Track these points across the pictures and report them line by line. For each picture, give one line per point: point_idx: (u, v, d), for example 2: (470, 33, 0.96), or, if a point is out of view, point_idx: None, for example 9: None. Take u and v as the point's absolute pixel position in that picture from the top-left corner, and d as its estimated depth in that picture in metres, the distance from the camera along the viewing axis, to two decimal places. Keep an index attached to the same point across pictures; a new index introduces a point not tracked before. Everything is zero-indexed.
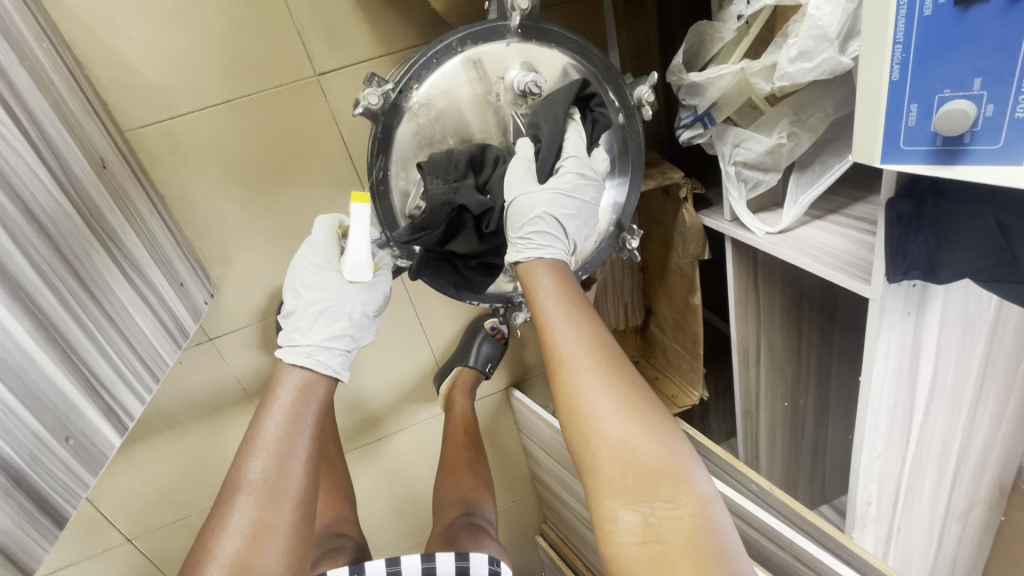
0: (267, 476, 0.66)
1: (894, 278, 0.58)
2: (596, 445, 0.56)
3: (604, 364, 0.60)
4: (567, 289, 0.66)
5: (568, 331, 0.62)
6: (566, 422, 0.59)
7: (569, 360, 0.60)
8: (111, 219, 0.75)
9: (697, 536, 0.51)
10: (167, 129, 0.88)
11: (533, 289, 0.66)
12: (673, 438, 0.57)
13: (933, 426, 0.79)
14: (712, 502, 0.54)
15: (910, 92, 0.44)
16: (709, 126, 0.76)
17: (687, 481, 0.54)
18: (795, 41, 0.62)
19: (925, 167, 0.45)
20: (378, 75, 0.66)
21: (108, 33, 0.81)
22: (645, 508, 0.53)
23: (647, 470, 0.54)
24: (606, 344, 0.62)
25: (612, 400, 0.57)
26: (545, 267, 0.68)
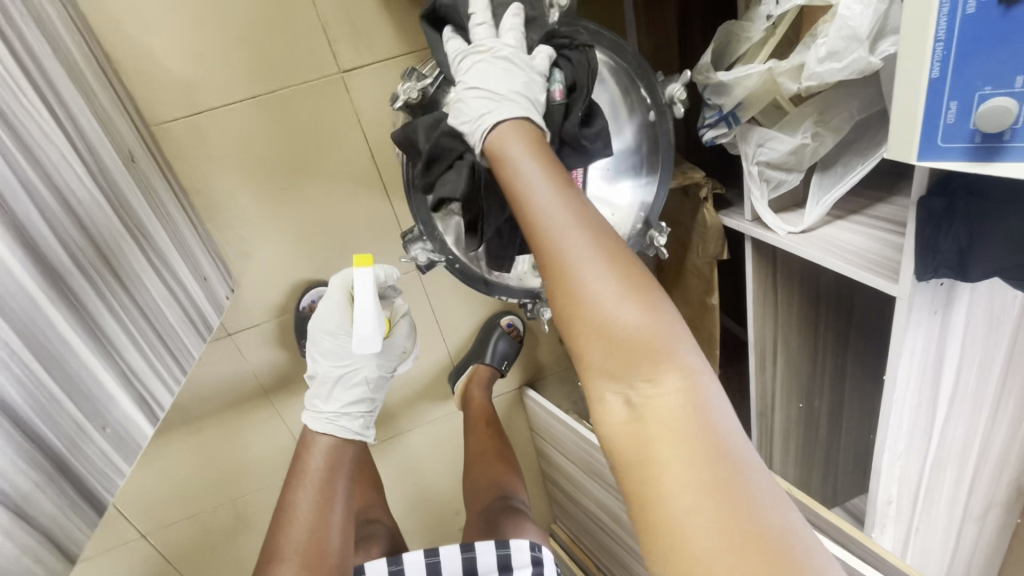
0: (318, 524, 0.77)
1: (923, 276, 0.59)
2: (581, 325, 0.46)
3: (594, 239, 0.48)
4: (546, 159, 0.53)
5: (555, 207, 0.49)
6: (545, 272, 0.49)
7: (555, 238, 0.48)
8: (140, 212, 0.75)
9: (704, 428, 0.41)
10: (193, 124, 0.89)
11: (507, 164, 0.54)
12: (676, 328, 0.45)
13: (955, 427, 0.79)
14: (718, 401, 0.43)
15: (949, 89, 0.44)
16: (734, 125, 0.77)
17: (682, 354, 0.44)
18: (824, 41, 0.63)
19: (963, 164, 0.46)
20: (418, 71, 0.69)
21: (137, 29, 0.82)
22: (634, 387, 0.44)
23: (641, 350, 0.44)
24: (595, 217, 0.50)
25: (586, 249, 0.47)
26: (513, 133, 0.56)
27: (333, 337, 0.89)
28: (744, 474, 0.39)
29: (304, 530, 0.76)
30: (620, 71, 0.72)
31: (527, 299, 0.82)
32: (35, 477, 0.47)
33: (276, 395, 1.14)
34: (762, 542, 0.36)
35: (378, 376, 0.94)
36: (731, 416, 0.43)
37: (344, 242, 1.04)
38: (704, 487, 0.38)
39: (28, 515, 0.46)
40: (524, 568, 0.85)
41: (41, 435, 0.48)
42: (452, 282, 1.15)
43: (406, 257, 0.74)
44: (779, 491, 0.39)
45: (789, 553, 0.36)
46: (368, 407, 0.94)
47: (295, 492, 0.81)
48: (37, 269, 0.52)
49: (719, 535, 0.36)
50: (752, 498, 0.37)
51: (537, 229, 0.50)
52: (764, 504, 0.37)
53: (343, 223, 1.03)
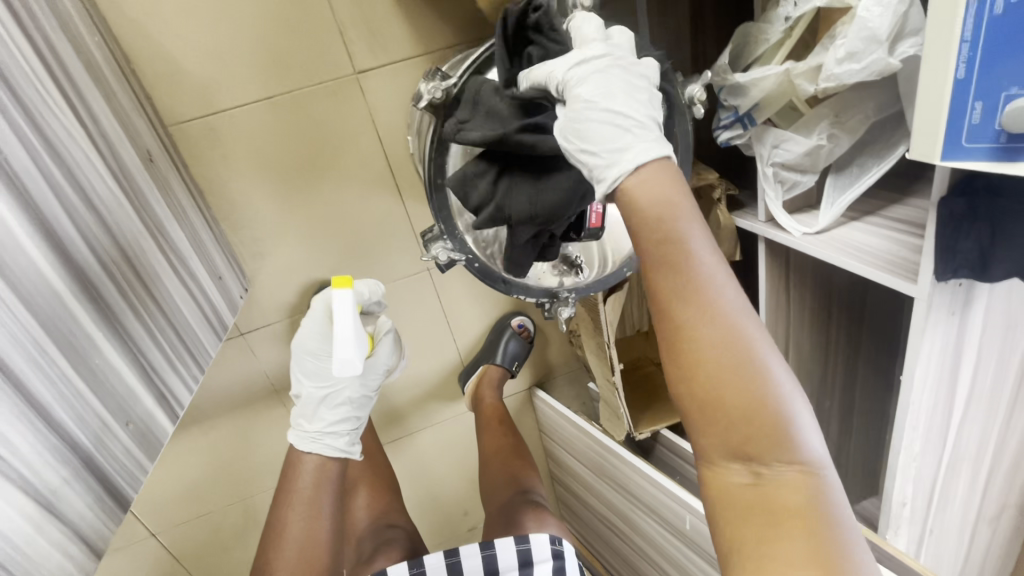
0: (308, 540, 0.81)
1: (941, 277, 0.59)
2: (714, 410, 0.50)
3: (736, 338, 0.50)
4: (692, 218, 0.52)
5: (701, 285, 0.50)
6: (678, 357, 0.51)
7: (688, 315, 0.51)
8: (159, 211, 0.76)
9: (811, 507, 0.47)
10: (210, 124, 0.89)
11: (642, 221, 0.53)
12: (797, 408, 0.49)
13: (970, 428, 0.79)
14: (834, 486, 0.49)
15: (975, 89, 0.45)
16: (749, 127, 0.77)
17: (807, 448, 0.49)
18: (842, 42, 0.63)
19: (988, 165, 0.46)
20: (442, 72, 0.70)
21: (156, 29, 0.83)
22: (754, 467, 0.49)
23: (763, 436, 0.49)
24: (737, 299, 0.51)
25: (740, 344, 0.49)
26: (660, 178, 0.54)
27: (316, 357, 0.92)
28: (845, 549, 0.45)
29: (292, 553, 0.80)
30: None
31: (544, 299, 0.82)
32: (63, 472, 0.47)
33: (288, 395, 1.14)
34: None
35: (361, 395, 0.95)
36: (847, 509, 0.49)
37: (356, 242, 1.05)
38: (815, 564, 0.44)
39: (56, 509, 0.46)
40: (545, 561, 0.85)
41: (69, 431, 0.48)
42: (463, 283, 1.15)
43: (427, 255, 0.73)
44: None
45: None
46: (353, 425, 0.94)
47: (283, 510, 0.84)
48: (63, 266, 0.53)
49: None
50: (857, 575, 0.44)
51: (670, 297, 0.52)
52: (864, 574, 0.44)
53: (356, 223, 1.03)
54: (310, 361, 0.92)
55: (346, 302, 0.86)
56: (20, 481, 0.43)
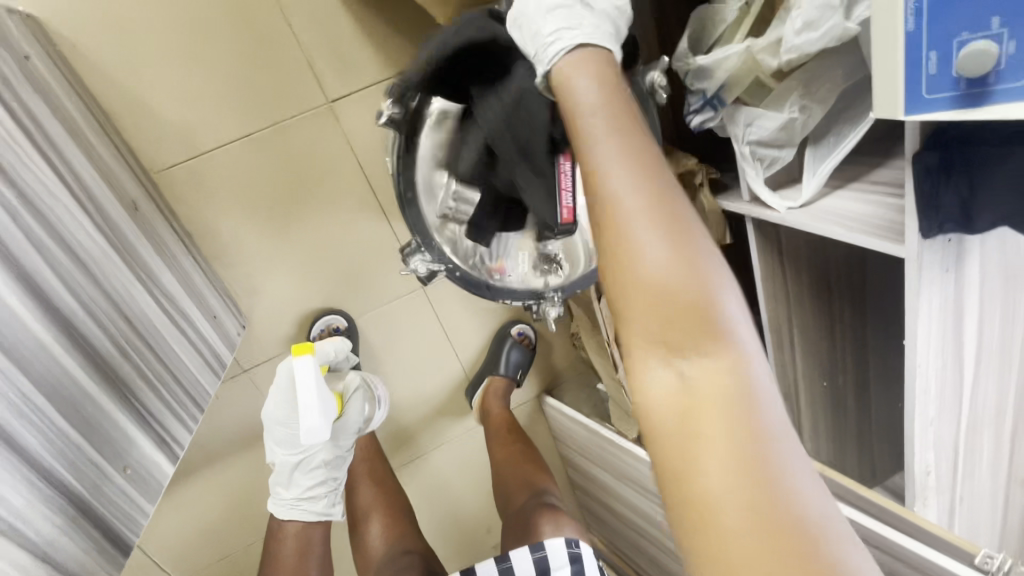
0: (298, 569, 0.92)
1: (929, 234, 0.58)
2: (629, 284, 0.41)
3: (664, 199, 0.42)
4: (606, 86, 0.48)
5: (609, 159, 0.44)
6: (596, 230, 0.44)
7: (605, 178, 0.44)
8: (146, 256, 0.77)
9: (738, 410, 0.37)
10: (191, 168, 0.91)
11: (568, 87, 0.50)
12: (726, 296, 0.40)
13: (984, 388, 0.77)
14: (767, 385, 0.39)
15: (927, 40, 0.44)
16: (720, 107, 0.77)
17: (731, 329, 0.39)
18: (798, 12, 0.63)
19: (953, 113, 0.46)
20: (401, 86, 0.70)
21: (130, 82, 0.85)
22: (679, 359, 0.40)
23: (689, 319, 0.39)
24: (646, 153, 0.45)
25: (642, 203, 0.42)
26: (592, 63, 0.50)
27: (285, 426, 0.91)
28: (784, 472, 0.35)
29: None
30: None
31: (532, 302, 0.83)
32: (60, 523, 0.47)
33: None
34: (789, 529, 0.33)
35: (336, 456, 0.96)
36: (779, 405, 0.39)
37: (348, 267, 1.05)
38: (749, 472, 0.35)
39: (56, 561, 0.46)
40: (563, 568, 0.84)
41: (63, 482, 0.49)
42: (459, 297, 1.15)
43: (408, 270, 0.75)
44: (820, 490, 0.35)
45: (824, 548, 0.33)
46: (331, 486, 0.97)
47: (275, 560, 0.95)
48: (49, 320, 0.54)
49: (745, 515, 0.34)
50: (789, 492, 0.34)
51: (584, 164, 0.46)
52: (805, 509, 0.34)
53: (346, 249, 1.04)
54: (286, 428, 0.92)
55: (308, 367, 0.86)
56: (14, 534, 0.43)
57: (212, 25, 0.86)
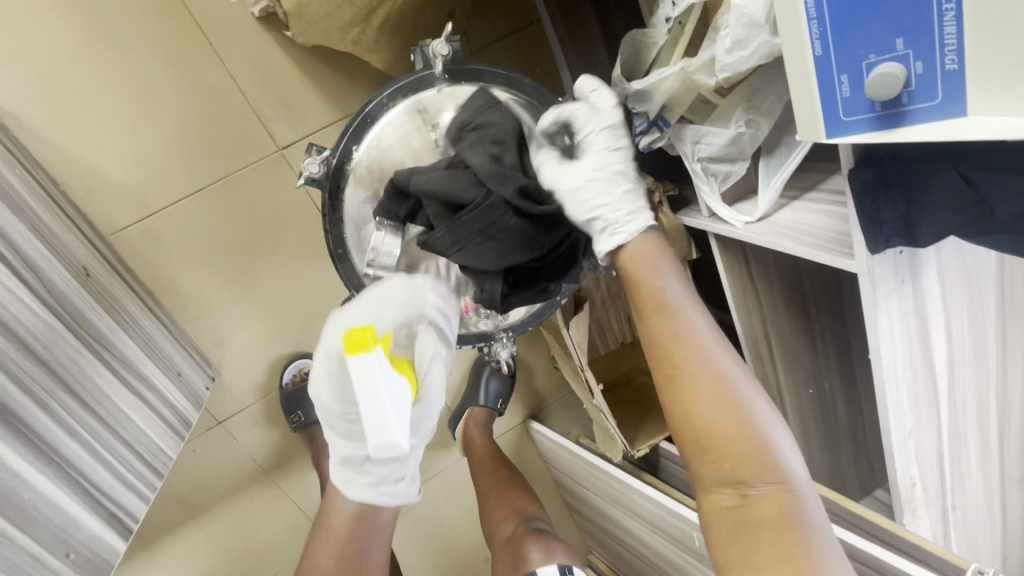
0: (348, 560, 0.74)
1: (876, 248, 0.56)
2: (694, 420, 0.61)
3: (720, 375, 0.62)
4: (660, 298, 0.67)
5: (671, 330, 0.66)
6: (670, 397, 0.64)
7: (673, 345, 0.65)
8: (100, 324, 0.76)
9: (784, 518, 0.55)
10: (147, 227, 0.91)
11: (642, 282, 0.68)
12: (774, 430, 0.59)
13: (962, 393, 0.74)
14: (812, 500, 0.56)
15: (836, 63, 0.43)
16: (665, 128, 0.76)
17: (783, 466, 0.57)
18: (726, 32, 0.62)
19: (872, 135, 0.44)
20: (317, 144, 0.71)
21: (78, 149, 0.85)
22: (743, 490, 0.58)
23: (743, 456, 0.58)
24: (697, 338, 0.65)
25: (707, 372, 0.63)
26: (642, 258, 0.68)
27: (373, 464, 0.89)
28: (826, 564, 0.51)
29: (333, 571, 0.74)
30: (525, 102, 0.74)
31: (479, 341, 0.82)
32: None
33: (279, 473, 1.13)
34: None
35: None
36: (822, 516, 0.56)
37: (316, 310, 1.05)
38: (783, 558, 0.52)
39: None
40: None
41: None
42: None
43: None
44: (851, 575, 0.51)
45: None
46: None
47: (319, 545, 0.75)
48: None
49: None
50: (823, 567, 0.50)
51: (657, 348, 0.67)
52: None
53: (312, 292, 1.03)
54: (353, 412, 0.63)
55: (372, 359, 0.56)
56: None
57: (155, 86, 0.86)
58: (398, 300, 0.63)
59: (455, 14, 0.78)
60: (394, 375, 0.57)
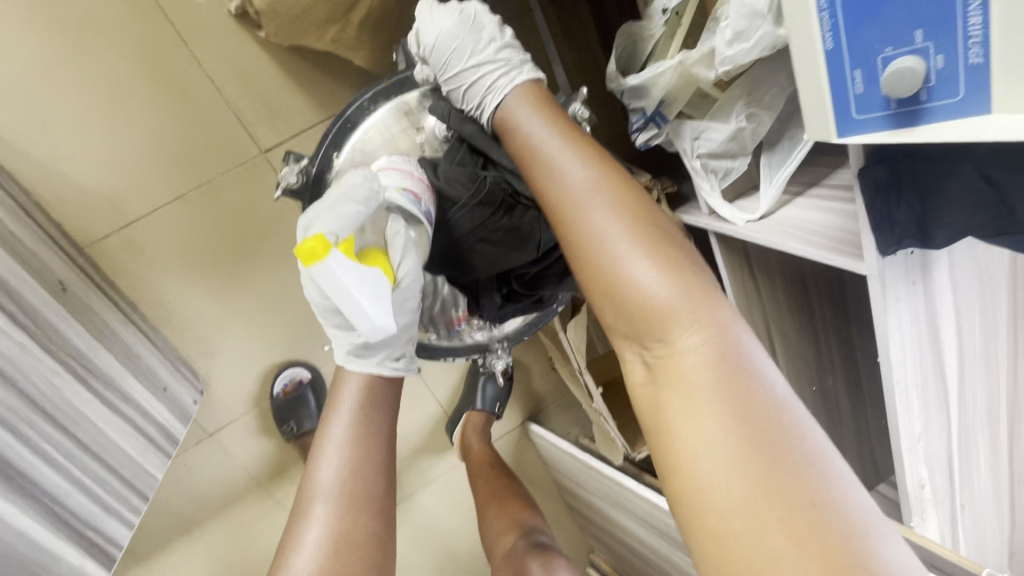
0: (342, 507, 0.60)
1: (887, 250, 0.53)
2: (603, 284, 0.50)
3: (631, 221, 0.50)
4: (558, 119, 0.57)
5: (572, 175, 0.53)
6: (570, 254, 0.53)
7: (575, 209, 0.52)
8: (78, 342, 0.73)
9: (753, 424, 0.40)
10: (126, 237, 0.87)
11: (515, 128, 0.58)
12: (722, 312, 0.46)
13: (973, 393, 0.72)
14: (779, 389, 0.42)
15: (849, 58, 0.40)
16: (662, 125, 0.73)
17: (706, 312, 0.46)
18: (727, 23, 0.59)
19: (887, 134, 0.41)
20: (295, 152, 0.68)
21: (50, 157, 0.81)
22: (652, 343, 0.48)
23: (659, 318, 0.47)
24: (621, 189, 0.52)
25: (609, 211, 0.51)
26: (530, 99, 0.58)
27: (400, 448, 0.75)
28: (819, 497, 0.36)
29: (336, 464, 0.61)
30: None
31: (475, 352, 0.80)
32: None
33: (274, 484, 1.10)
34: (805, 505, 0.36)
35: None
36: (798, 410, 0.41)
37: (306, 316, 1.01)
38: (734, 427, 0.40)
39: None
40: None
41: None
42: None
43: None
44: (863, 506, 0.37)
45: (806, 514, 0.36)
46: None
47: (309, 517, 0.60)
48: None
49: (737, 445, 0.39)
50: (823, 502, 0.36)
51: (552, 187, 0.54)
52: (846, 527, 0.35)
53: (301, 299, 1.00)
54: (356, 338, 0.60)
55: (339, 271, 0.50)
56: None
57: (128, 89, 0.82)
58: (346, 199, 0.54)
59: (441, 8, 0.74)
60: (366, 271, 0.52)
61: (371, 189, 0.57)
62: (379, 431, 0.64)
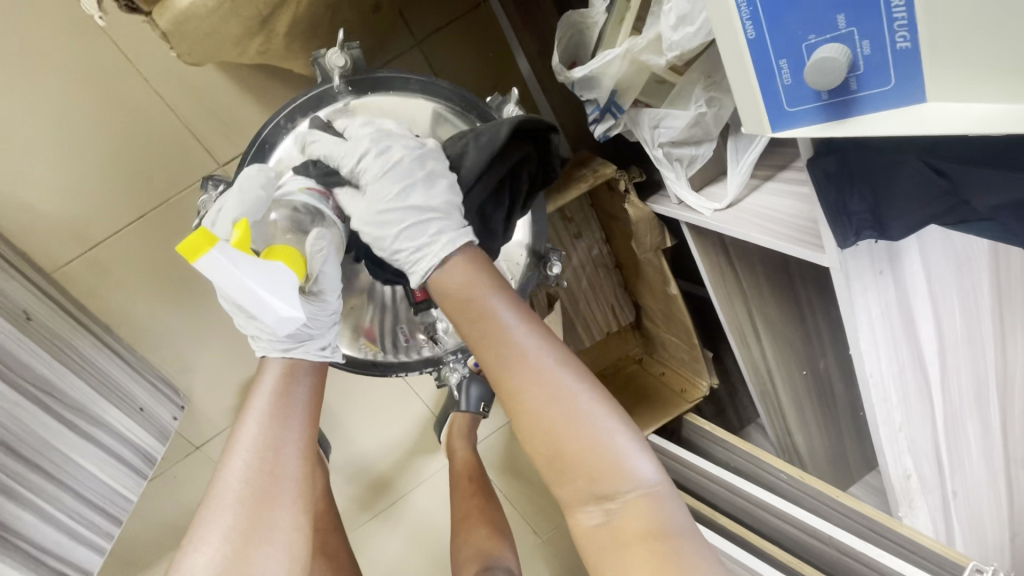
0: (253, 499, 0.49)
1: (846, 243, 0.49)
2: (540, 448, 0.50)
3: (552, 374, 0.50)
4: (477, 262, 0.55)
5: (510, 320, 0.51)
6: (511, 415, 0.51)
7: (514, 368, 0.50)
8: (46, 370, 0.73)
9: (655, 531, 0.47)
10: (91, 259, 0.87)
11: (473, 290, 0.53)
12: (624, 438, 0.49)
13: (958, 379, 0.68)
14: (658, 486, 0.49)
15: (773, 47, 0.37)
16: (619, 115, 0.69)
17: (621, 440, 0.49)
18: (670, 6, 0.55)
19: (822, 127, 0.38)
20: (216, 177, 0.63)
21: (6, 185, 0.81)
22: (603, 501, 0.49)
23: (587, 475, 0.48)
24: (556, 339, 0.53)
25: (550, 382, 0.50)
26: (474, 266, 0.54)
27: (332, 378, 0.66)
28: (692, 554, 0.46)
29: (248, 451, 0.50)
30: (446, 109, 0.64)
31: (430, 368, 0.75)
32: None
33: None
34: (668, 544, 0.47)
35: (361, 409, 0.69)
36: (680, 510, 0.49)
37: None
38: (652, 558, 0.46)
39: None
40: None
41: None
42: None
43: None
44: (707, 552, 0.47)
45: (679, 542, 0.47)
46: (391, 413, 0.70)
47: (213, 514, 0.48)
48: None
49: (639, 546, 0.47)
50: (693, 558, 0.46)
51: (488, 344, 0.51)
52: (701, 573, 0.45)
53: None
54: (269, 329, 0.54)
55: (230, 267, 0.47)
56: None
57: (77, 109, 0.81)
58: (243, 194, 0.52)
59: (381, 6, 0.71)
60: (262, 267, 0.49)
61: (264, 189, 0.53)
62: (301, 414, 0.54)
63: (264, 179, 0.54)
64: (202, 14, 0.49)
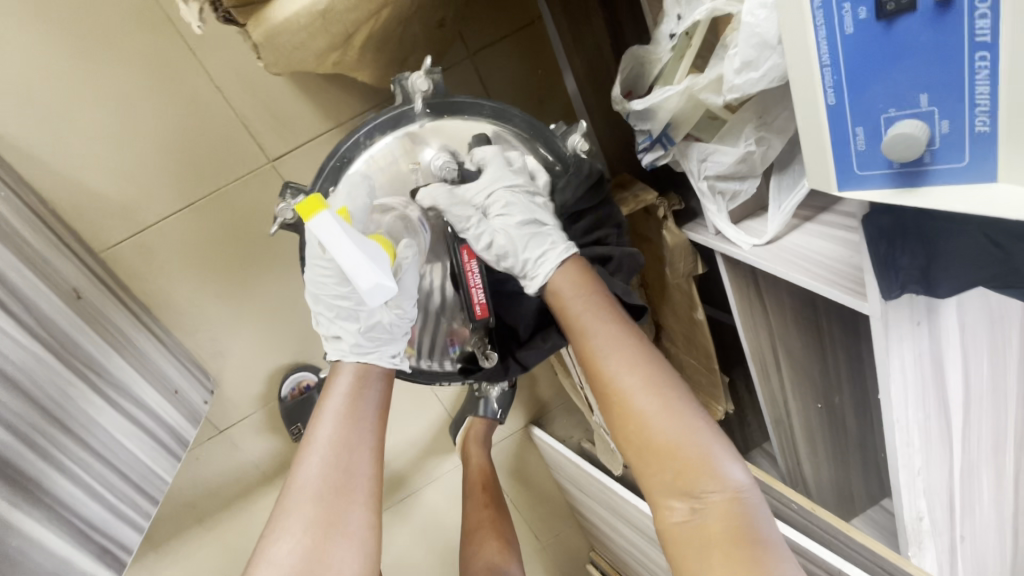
0: (330, 495, 0.52)
1: (891, 295, 0.51)
2: (599, 362, 0.58)
3: (660, 399, 0.55)
4: (596, 299, 0.60)
5: (610, 354, 0.57)
6: (586, 368, 0.59)
7: (607, 367, 0.57)
8: (93, 350, 0.76)
9: (741, 531, 0.48)
10: (139, 242, 0.89)
11: (585, 308, 0.60)
12: (723, 460, 0.52)
13: (978, 428, 0.70)
14: (759, 506, 0.50)
15: (852, 115, 0.39)
16: (669, 146, 0.71)
17: (724, 471, 0.51)
18: (736, 51, 0.57)
19: (891, 192, 0.40)
20: (291, 187, 0.65)
21: (64, 166, 0.83)
22: (693, 499, 0.51)
23: (679, 459, 0.52)
24: (676, 390, 0.56)
25: (625, 358, 0.57)
26: (582, 284, 0.61)
27: (344, 322, 0.60)
28: (769, 552, 0.47)
29: (325, 449, 0.53)
30: (517, 136, 0.69)
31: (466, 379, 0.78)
32: None
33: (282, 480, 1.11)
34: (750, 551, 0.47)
35: (388, 340, 0.61)
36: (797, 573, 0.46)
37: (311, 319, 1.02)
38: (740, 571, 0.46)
39: None
40: None
41: None
42: None
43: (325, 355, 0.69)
44: (775, 531, 0.49)
45: (764, 541, 0.48)
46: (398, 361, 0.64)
47: (296, 505, 0.51)
48: None
49: (664, 463, 0.53)
50: (773, 550, 0.47)
51: (591, 359, 0.58)
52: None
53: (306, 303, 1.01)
54: (354, 326, 0.60)
55: (337, 225, 0.53)
56: None
57: (141, 97, 0.83)
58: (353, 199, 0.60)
59: (447, 23, 0.73)
60: (365, 240, 0.55)
61: (370, 198, 0.62)
62: (373, 419, 0.57)
63: (367, 188, 0.62)
64: (296, 28, 0.53)
